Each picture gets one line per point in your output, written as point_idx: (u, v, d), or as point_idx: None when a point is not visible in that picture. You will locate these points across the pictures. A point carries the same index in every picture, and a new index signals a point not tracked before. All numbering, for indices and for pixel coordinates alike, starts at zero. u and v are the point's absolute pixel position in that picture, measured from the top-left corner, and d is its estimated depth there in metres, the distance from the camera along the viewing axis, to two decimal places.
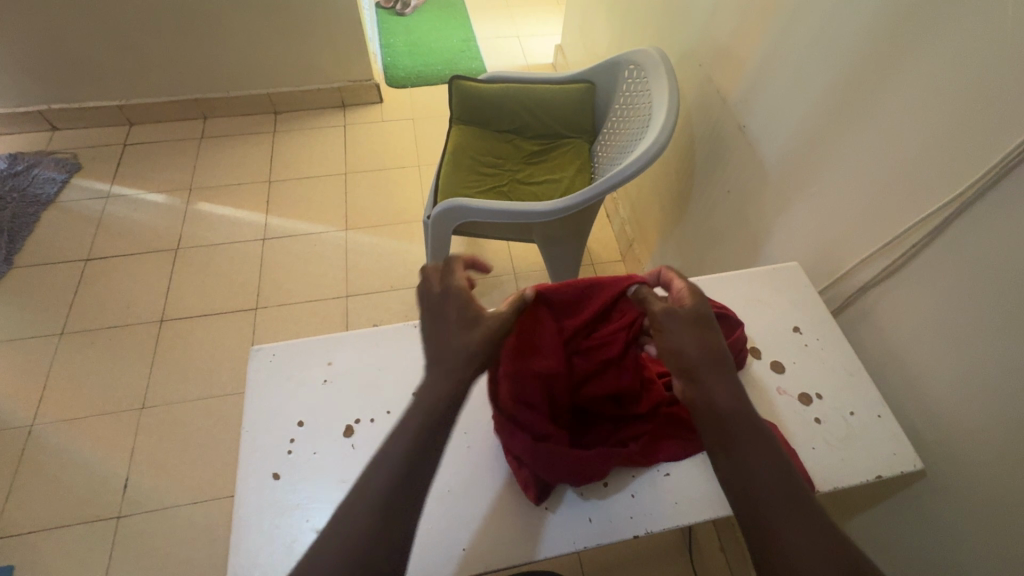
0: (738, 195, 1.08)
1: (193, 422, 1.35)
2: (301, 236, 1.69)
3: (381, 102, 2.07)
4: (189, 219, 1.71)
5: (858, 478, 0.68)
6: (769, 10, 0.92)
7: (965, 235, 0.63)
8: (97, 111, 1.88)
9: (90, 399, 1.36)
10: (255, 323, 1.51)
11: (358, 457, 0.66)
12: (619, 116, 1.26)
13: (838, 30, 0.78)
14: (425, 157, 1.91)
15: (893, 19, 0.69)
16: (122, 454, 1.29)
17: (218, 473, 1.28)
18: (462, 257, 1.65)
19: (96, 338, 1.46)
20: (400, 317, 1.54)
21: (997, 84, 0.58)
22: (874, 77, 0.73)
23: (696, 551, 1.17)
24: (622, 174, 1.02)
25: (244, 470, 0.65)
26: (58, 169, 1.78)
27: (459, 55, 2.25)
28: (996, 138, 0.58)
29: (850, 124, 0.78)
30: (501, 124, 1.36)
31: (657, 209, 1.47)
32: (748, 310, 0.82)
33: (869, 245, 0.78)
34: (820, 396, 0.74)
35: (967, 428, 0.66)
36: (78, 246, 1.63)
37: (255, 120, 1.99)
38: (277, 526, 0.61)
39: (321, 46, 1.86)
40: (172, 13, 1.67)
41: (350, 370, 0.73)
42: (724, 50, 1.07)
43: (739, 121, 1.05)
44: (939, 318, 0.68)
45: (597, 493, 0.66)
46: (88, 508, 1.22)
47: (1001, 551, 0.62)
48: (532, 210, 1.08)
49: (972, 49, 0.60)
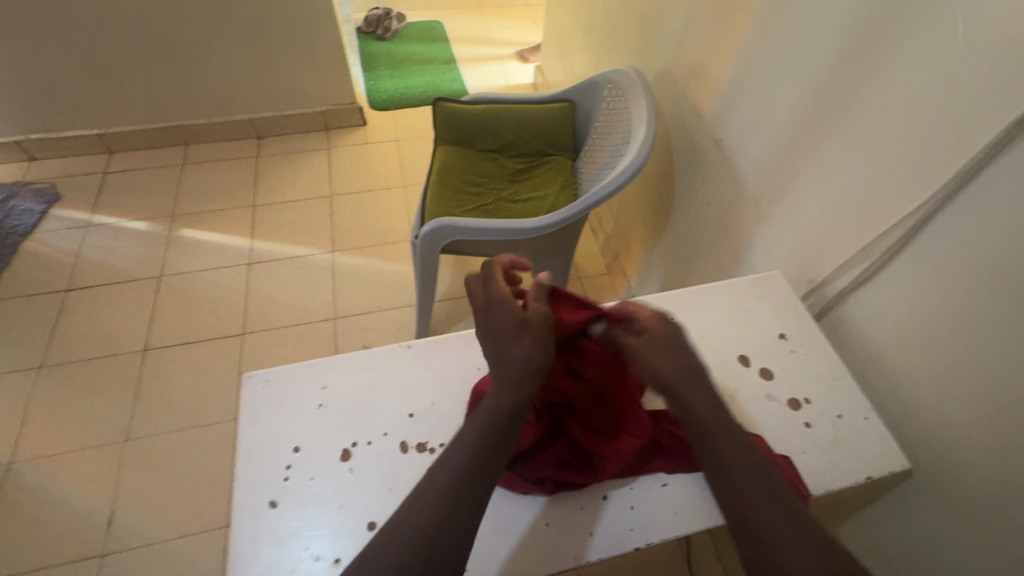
0: (718, 208, 1.11)
1: (179, 451, 1.32)
2: (287, 259, 1.68)
3: (365, 124, 2.09)
4: (173, 246, 1.69)
5: (849, 480, 0.69)
6: (739, 30, 0.96)
7: (939, 238, 0.66)
8: (75, 140, 1.86)
9: (71, 434, 1.32)
10: (242, 349, 1.49)
11: (356, 482, 0.66)
12: (600, 132, 1.29)
13: (806, 50, 0.82)
14: (410, 177, 1.92)
15: (857, 37, 0.73)
16: (106, 488, 1.25)
17: (207, 505, 1.25)
18: (450, 275, 1.65)
19: (76, 371, 1.42)
20: (390, 337, 1.53)
21: (960, 97, 0.61)
22: (842, 92, 0.77)
23: (693, 557, 1.17)
24: (604, 191, 1.04)
25: (240, 499, 0.64)
26: (36, 200, 1.76)
27: (441, 76, 2.29)
28: (961, 145, 0.62)
29: (821, 137, 0.82)
30: (485, 143, 1.38)
31: (640, 221, 1.50)
32: (733, 320, 0.84)
33: (845, 253, 0.81)
34: (809, 401, 0.76)
35: (950, 426, 0.68)
36: (57, 277, 1.60)
37: (237, 145, 1.99)
38: (275, 555, 0.61)
39: (304, 72, 1.88)
40: (155, 43, 1.69)
41: (344, 393, 0.73)
42: (699, 68, 1.11)
43: (715, 135, 1.08)
44: (915, 319, 0.71)
45: (596, 508, 0.66)
46: (71, 548, 1.18)
47: (992, 548, 0.63)
48: (520, 227, 1.10)
49: (934, 62, 0.63)
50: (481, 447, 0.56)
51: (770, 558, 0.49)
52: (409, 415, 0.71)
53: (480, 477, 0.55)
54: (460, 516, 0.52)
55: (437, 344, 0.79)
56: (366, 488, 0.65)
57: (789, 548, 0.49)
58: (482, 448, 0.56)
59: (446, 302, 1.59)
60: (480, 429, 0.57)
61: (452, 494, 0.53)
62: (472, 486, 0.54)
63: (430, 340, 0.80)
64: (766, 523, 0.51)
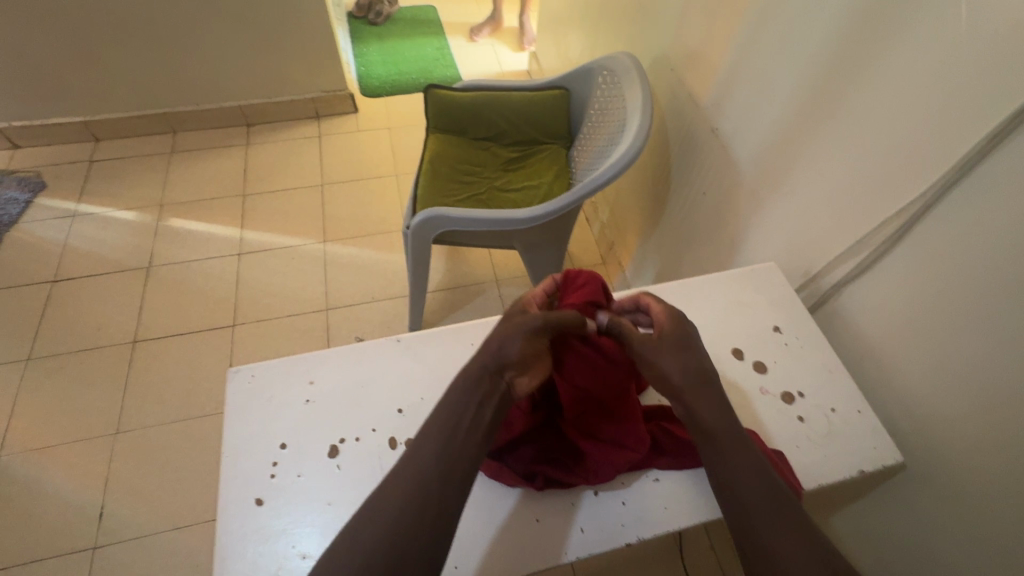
0: (713, 198, 1.09)
1: (170, 444, 1.31)
2: (278, 249, 1.66)
3: (356, 111, 2.05)
4: (161, 236, 1.66)
5: (841, 473, 0.69)
6: (737, 16, 0.94)
7: (936, 229, 0.65)
8: (60, 127, 1.82)
9: (60, 427, 1.31)
10: (233, 340, 1.48)
11: (344, 478, 0.65)
12: (595, 120, 1.27)
13: (804, 37, 0.80)
14: (403, 165, 1.90)
15: (857, 24, 0.71)
16: (97, 481, 1.24)
17: (200, 497, 1.24)
18: (444, 266, 1.64)
19: (65, 363, 1.41)
20: (383, 327, 1.52)
21: (962, 86, 0.60)
22: (840, 81, 0.75)
23: (685, 546, 1.18)
24: (597, 180, 1.03)
25: (225, 496, 0.63)
26: (21, 189, 1.72)
27: (434, 62, 2.25)
28: (962, 134, 0.60)
29: (818, 127, 0.81)
30: (477, 132, 1.35)
31: (635, 211, 1.49)
32: (728, 313, 0.83)
33: (841, 245, 0.80)
34: (802, 394, 0.75)
35: (942, 419, 0.68)
36: (44, 268, 1.57)
37: (226, 133, 1.96)
38: (261, 553, 0.60)
39: (293, 57, 1.84)
40: (139, 27, 1.64)
41: (332, 387, 0.72)
42: (695, 54, 1.08)
43: (711, 123, 1.06)
44: (910, 311, 0.70)
45: (585, 504, 0.65)
46: (62, 541, 1.17)
47: (983, 541, 0.63)
48: (512, 217, 1.08)
49: (935, 50, 0.62)
50: (449, 452, 0.58)
51: (767, 561, 0.52)
52: (398, 411, 0.70)
53: (447, 477, 0.56)
54: (428, 518, 0.53)
55: (427, 338, 0.77)
56: (354, 485, 0.64)
57: (788, 554, 0.51)
58: (442, 453, 0.57)
59: (439, 293, 1.58)
60: (446, 435, 0.59)
61: (419, 499, 0.54)
62: (437, 487, 0.55)
63: (419, 334, 0.78)
64: (763, 530, 0.53)
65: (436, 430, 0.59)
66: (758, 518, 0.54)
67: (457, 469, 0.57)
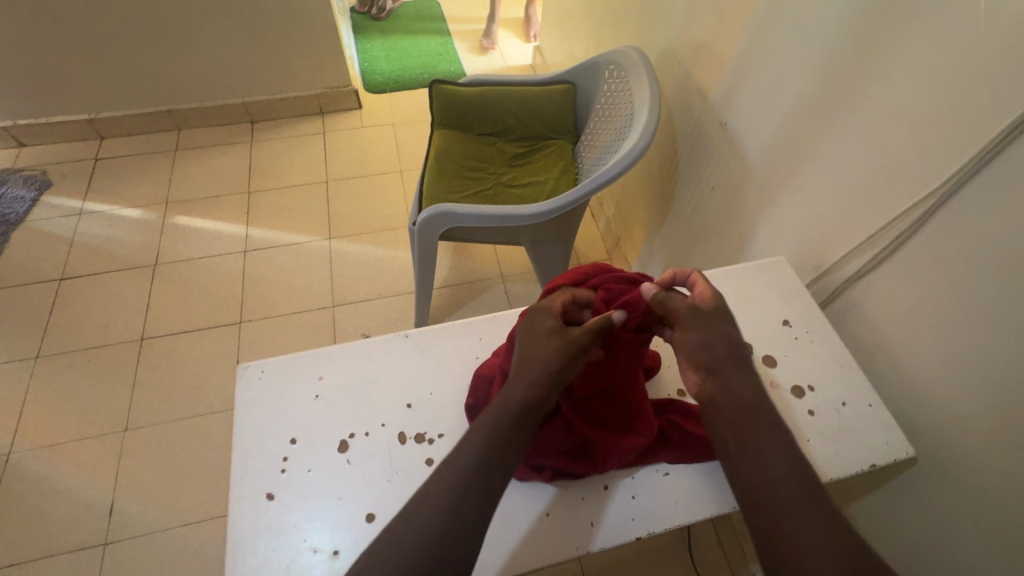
0: (722, 192, 1.08)
1: (179, 441, 1.31)
2: (283, 246, 1.66)
3: (360, 108, 2.05)
4: (167, 234, 1.67)
5: (854, 468, 0.68)
6: (746, 8, 0.93)
7: (950, 223, 0.64)
8: (65, 125, 1.83)
9: (69, 424, 1.32)
10: (240, 337, 1.48)
11: (354, 473, 0.65)
12: (601, 115, 1.26)
13: (816, 29, 0.79)
14: (408, 161, 1.89)
15: (870, 16, 0.70)
16: (107, 478, 1.25)
17: (208, 493, 1.25)
18: (449, 262, 1.63)
19: (73, 361, 1.41)
20: (389, 324, 1.52)
21: (978, 79, 0.59)
22: (852, 74, 0.75)
23: (693, 542, 1.18)
24: (606, 175, 1.02)
25: (236, 491, 0.63)
26: (28, 188, 1.73)
27: (438, 58, 2.24)
28: (978, 126, 0.59)
29: (830, 121, 0.80)
30: (483, 127, 1.35)
31: (641, 206, 1.48)
32: (737, 307, 0.83)
33: (853, 240, 0.79)
34: (813, 389, 0.75)
35: (957, 415, 0.67)
36: (51, 266, 1.58)
37: (231, 130, 1.96)
38: (272, 549, 0.60)
39: (297, 53, 1.84)
40: (143, 25, 1.64)
41: (340, 383, 0.72)
42: (704, 47, 1.07)
43: (720, 117, 1.05)
44: (923, 307, 0.70)
45: (597, 497, 0.65)
46: (72, 536, 1.18)
47: (998, 538, 0.63)
48: (519, 213, 1.08)
49: (951, 42, 0.61)
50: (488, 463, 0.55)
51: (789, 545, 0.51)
52: (408, 406, 0.70)
53: (492, 477, 0.55)
54: (462, 527, 0.52)
55: (435, 334, 0.77)
56: (364, 480, 0.65)
57: (811, 539, 0.51)
58: (488, 450, 0.56)
59: (445, 289, 1.58)
60: (488, 431, 0.57)
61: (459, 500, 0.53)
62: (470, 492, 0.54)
63: (428, 329, 0.78)
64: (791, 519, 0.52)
65: (480, 429, 0.57)
66: (786, 499, 0.54)
67: (501, 469, 0.56)
